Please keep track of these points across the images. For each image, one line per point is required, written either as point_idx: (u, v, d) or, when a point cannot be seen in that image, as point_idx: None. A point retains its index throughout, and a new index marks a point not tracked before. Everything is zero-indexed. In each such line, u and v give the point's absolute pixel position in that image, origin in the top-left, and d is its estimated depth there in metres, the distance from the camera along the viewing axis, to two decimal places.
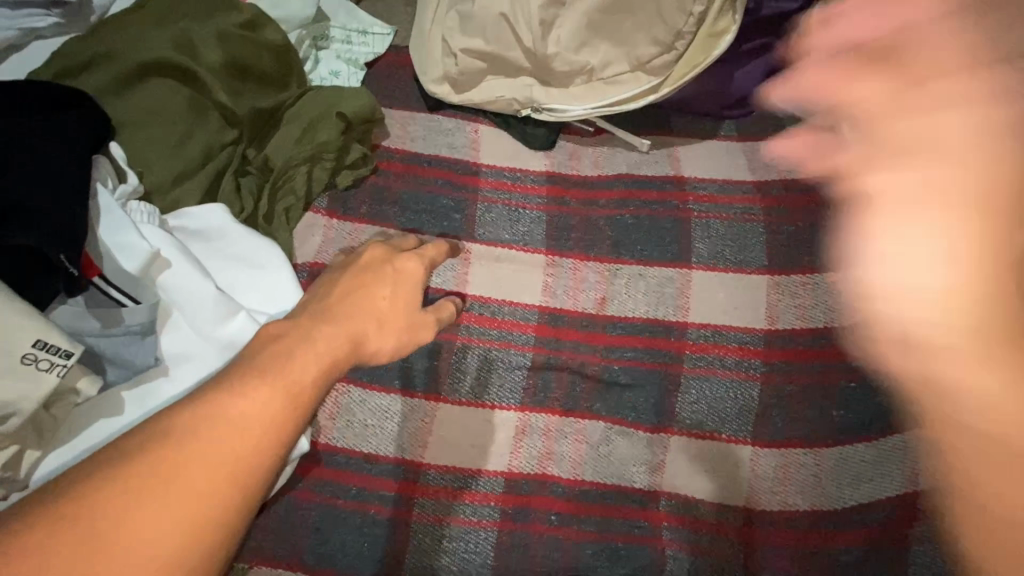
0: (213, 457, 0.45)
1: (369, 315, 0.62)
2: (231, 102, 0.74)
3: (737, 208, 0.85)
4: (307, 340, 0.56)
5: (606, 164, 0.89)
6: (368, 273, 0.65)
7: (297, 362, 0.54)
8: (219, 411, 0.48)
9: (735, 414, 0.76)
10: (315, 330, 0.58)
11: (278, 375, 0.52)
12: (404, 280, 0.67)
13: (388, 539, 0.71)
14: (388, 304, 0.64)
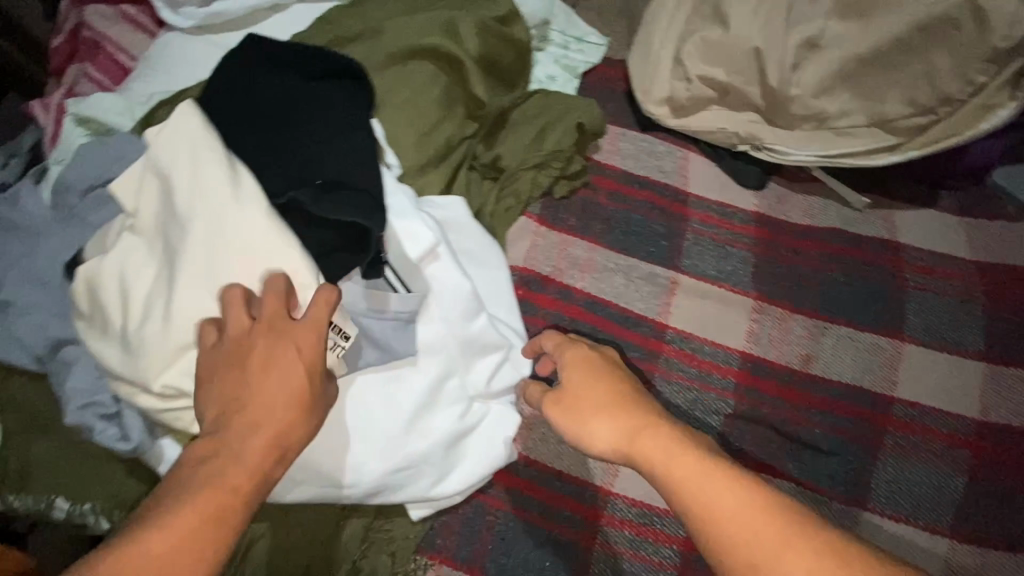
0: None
1: (286, 409, 0.47)
2: (482, 96, 0.74)
3: (947, 282, 0.81)
4: (238, 457, 0.45)
5: (815, 213, 0.86)
6: (255, 346, 0.48)
7: (216, 470, 0.44)
8: (144, 555, 0.40)
9: (938, 501, 0.72)
10: (243, 440, 0.45)
11: (195, 496, 0.43)
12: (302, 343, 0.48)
13: (569, 563, 0.69)
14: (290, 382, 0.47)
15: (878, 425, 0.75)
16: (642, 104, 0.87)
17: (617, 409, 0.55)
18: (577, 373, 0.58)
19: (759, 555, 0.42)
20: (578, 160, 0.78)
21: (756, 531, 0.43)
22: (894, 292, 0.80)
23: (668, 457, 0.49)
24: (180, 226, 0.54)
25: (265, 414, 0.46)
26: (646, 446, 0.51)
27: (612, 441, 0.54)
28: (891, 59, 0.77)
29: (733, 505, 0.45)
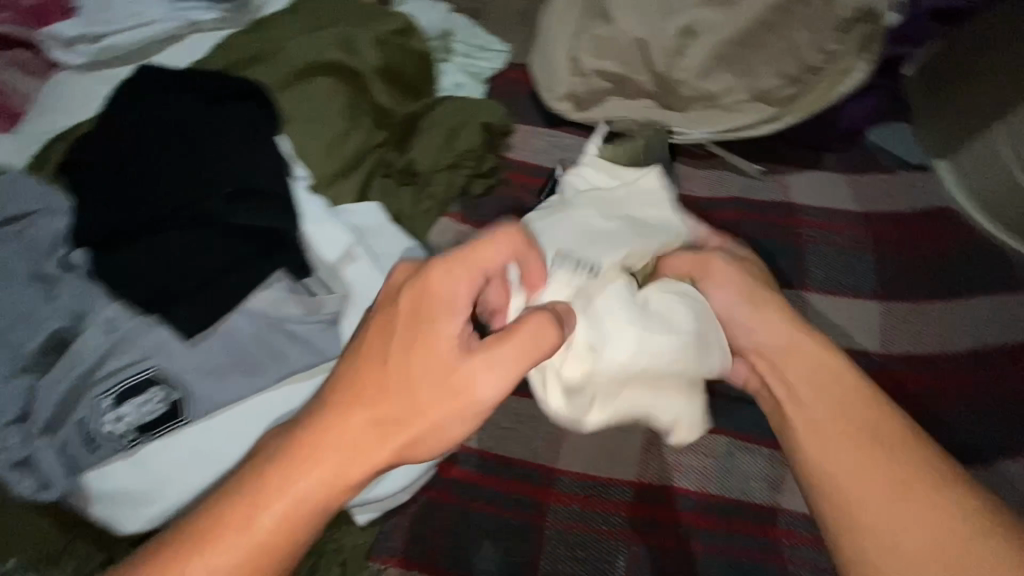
0: (259, 540, 0.43)
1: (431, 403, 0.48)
2: (389, 104, 0.77)
3: (837, 234, 0.89)
4: (375, 435, 0.47)
5: (716, 186, 0.92)
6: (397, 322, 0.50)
7: (320, 446, 0.46)
8: (276, 493, 0.44)
9: None
10: (381, 410, 0.48)
11: (297, 466, 0.45)
12: (458, 326, 0.49)
13: (523, 546, 0.70)
14: (438, 356, 0.49)
15: None
16: (546, 102, 0.92)
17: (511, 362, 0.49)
18: (722, 269, 0.68)
19: (905, 472, 0.53)
20: (490, 155, 0.80)
21: (910, 462, 0.54)
22: (793, 249, 0.87)
23: (828, 427, 0.58)
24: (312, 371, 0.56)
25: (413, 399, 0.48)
26: (796, 344, 0.63)
27: (761, 337, 0.65)
28: (760, 37, 0.84)
29: (871, 468, 0.54)
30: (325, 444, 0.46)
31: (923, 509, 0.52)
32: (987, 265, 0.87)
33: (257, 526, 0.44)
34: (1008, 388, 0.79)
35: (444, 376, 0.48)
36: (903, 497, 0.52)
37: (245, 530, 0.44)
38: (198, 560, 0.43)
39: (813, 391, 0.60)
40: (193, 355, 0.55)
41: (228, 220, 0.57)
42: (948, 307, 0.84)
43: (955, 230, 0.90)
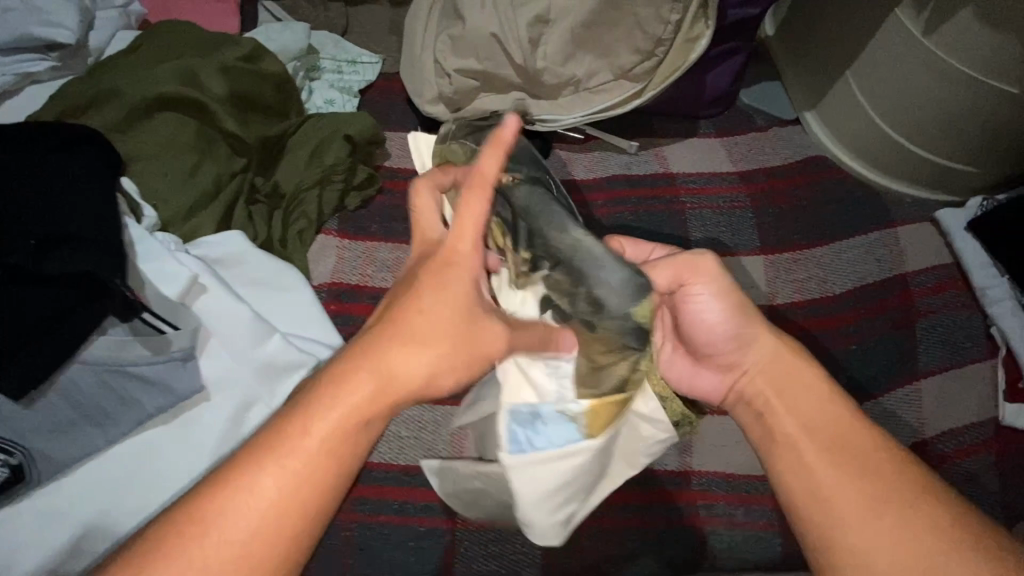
0: (252, 519, 0.42)
1: (430, 360, 0.47)
2: (240, 130, 0.76)
3: (717, 196, 0.91)
4: (364, 400, 0.45)
5: (597, 167, 0.94)
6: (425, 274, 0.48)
7: (318, 416, 0.44)
8: (257, 485, 0.43)
9: None
10: (377, 371, 0.46)
11: (292, 441, 0.44)
12: (468, 292, 0.48)
13: (432, 551, 0.70)
14: (445, 317, 0.47)
15: None
16: (419, 108, 0.93)
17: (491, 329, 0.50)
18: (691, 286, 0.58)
19: (875, 506, 0.47)
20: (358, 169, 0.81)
21: (891, 490, 0.48)
22: (675, 217, 0.89)
23: (814, 434, 0.51)
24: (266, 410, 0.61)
25: (401, 359, 0.46)
26: (762, 361, 0.56)
27: (722, 344, 0.57)
28: (610, 16, 0.85)
29: (853, 482, 0.48)
30: (325, 416, 0.44)
31: (902, 543, 0.46)
32: (861, 206, 0.90)
33: (247, 506, 0.43)
34: (888, 320, 0.82)
35: (448, 337, 0.47)
36: (873, 535, 0.46)
37: (235, 512, 0.42)
38: (211, 539, 0.41)
39: (789, 409, 0.53)
40: (35, 413, 0.53)
41: (42, 272, 0.53)
42: (829, 251, 0.87)
43: (826, 176, 0.93)
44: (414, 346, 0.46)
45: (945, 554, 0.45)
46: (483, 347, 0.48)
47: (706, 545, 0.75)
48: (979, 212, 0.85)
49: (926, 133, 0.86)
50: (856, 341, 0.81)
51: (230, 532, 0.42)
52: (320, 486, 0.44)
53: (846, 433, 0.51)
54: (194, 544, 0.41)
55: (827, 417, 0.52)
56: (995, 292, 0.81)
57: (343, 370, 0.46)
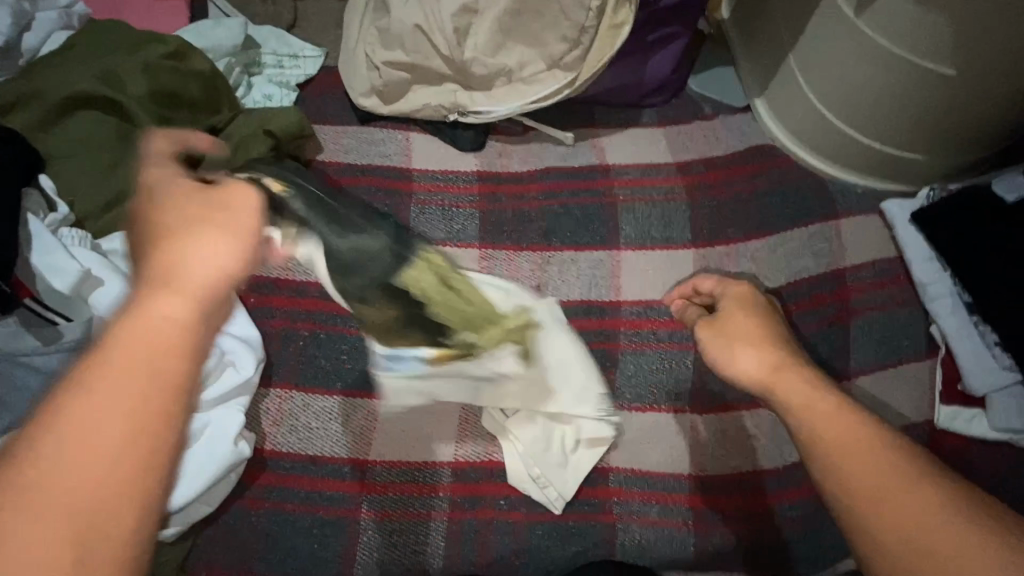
0: (77, 461, 0.34)
1: (188, 232, 0.42)
2: (160, 127, 0.77)
3: (652, 188, 0.88)
4: (151, 310, 0.38)
5: (533, 158, 0.92)
6: (146, 196, 0.45)
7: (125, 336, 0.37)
8: (45, 432, 0.34)
9: (670, 384, 0.79)
10: (144, 280, 0.40)
11: (94, 378, 0.36)
12: (188, 173, 0.46)
13: (336, 540, 0.71)
14: (210, 214, 0.42)
15: (611, 332, 0.80)
16: (353, 101, 0.93)
17: (229, 199, 0.44)
18: (736, 305, 0.60)
19: (879, 483, 0.46)
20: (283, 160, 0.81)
21: (892, 471, 0.46)
22: (608, 208, 0.87)
23: (826, 424, 0.50)
24: None
25: (160, 258, 0.40)
26: (780, 379, 0.53)
27: (755, 365, 0.55)
28: (537, 5, 0.83)
29: (870, 466, 0.47)
30: (127, 341, 0.37)
31: (914, 522, 0.44)
32: (805, 198, 0.86)
33: (61, 453, 0.34)
34: (823, 315, 0.78)
35: (207, 210, 0.43)
36: (898, 519, 0.44)
37: (51, 470, 0.33)
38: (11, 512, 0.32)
39: (798, 412, 0.51)
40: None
41: None
42: (766, 244, 0.83)
43: (768, 166, 0.89)
44: (158, 235, 0.42)
45: (954, 523, 0.43)
46: (240, 203, 0.44)
47: (617, 544, 0.73)
48: (924, 204, 0.81)
49: (872, 119, 0.81)
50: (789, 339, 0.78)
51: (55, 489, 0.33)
52: (147, 389, 0.36)
53: (850, 422, 0.49)
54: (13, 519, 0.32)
55: (824, 406, 0.51)
56: (935, 289, 0.77)
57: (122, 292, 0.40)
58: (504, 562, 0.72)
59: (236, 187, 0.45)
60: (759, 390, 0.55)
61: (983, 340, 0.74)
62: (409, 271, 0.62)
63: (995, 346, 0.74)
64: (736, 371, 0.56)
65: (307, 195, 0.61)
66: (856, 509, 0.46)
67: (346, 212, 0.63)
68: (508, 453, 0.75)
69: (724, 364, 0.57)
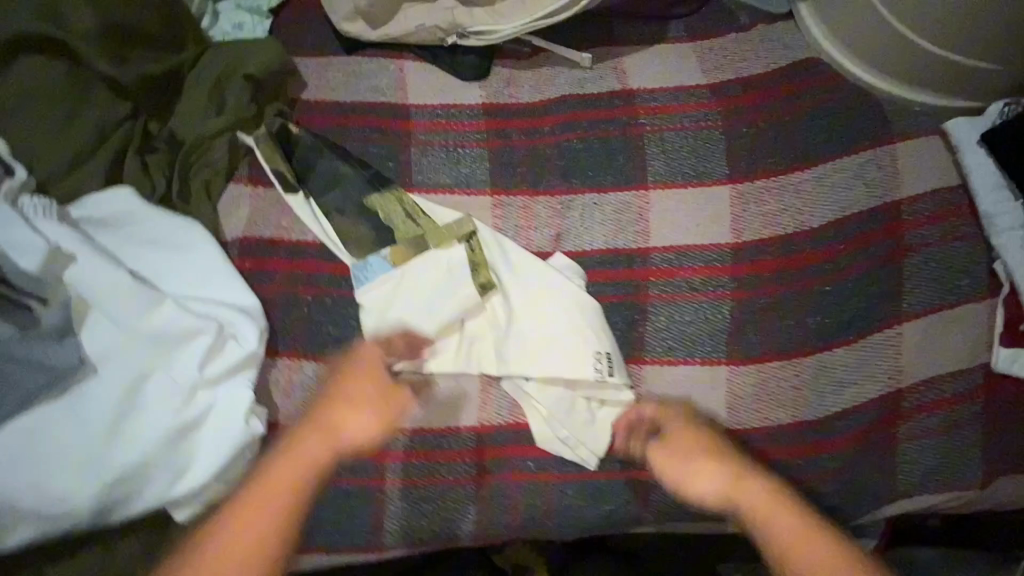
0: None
1: (362, 417, 0.61)
2: (117, 71, 0.67)
3: (681, 117, 0.78)
4: (315, 452, 0.58)
5: (545, 86, 0.81)
6: (306, 422, 0.61)
7: (278, 469, 0.56)
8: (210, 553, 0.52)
9: (706, 335, 0.72)
10: (308, 437, 0.59)
11: (263, 486, 0.55)
12: (381, 377, 0.64)
13: (364, 507, 0.69)
14: (356, 394, 0.62)
15: (641, 282, 0.74)
16: (336, 26, 0.81)
17: (377, 405, 0.62)
18: (681, 423, 0.63)
19: None
20: (268, 110, 0.74)
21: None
22: (633, 143, 0.77)
23: (794, 538, 0.52)
24: (166, 374, 0.60)
25: (342, 413, 0.61)
26: (743, 492, 0.56)
27: (715, 489, 0.57)
28: None
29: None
30: (267, 478, 0.56)
31: None
32: (856, 120, 0.76)
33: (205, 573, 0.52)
34: (874, 255, 0.72)
35: (380, 397, 0.62)
36: None
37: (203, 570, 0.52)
38: None
39: (762, 519, 0.54)
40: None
41: None
42: (813, 177, 0.74)
43: (814, 83, 0.78)
44: (340, 400, 0.62)
45: None
46: (401, 402, 0.63)
47: (651, 500, 0.71)
48: (995, 123, 0.73)
49: (939, 23, 0.70)
50: (835, 282, 0.72)
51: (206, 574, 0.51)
52: (273, 539, 0.53)
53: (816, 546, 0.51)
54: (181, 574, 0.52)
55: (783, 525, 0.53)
56: (1003, 220, 0.70)
57: (296, 433, 0.60)
58: (536, 520, 0.71)
59: (397, 404, 0.63)
60: (736, 516, 0.56)
61: None
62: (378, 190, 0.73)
63: None
64: (694, 492, 0.58)
65: (261, 144, 0.72)
66: None
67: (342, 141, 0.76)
68: (533, 413, 0.71)
69: (685, 486, 0.58)
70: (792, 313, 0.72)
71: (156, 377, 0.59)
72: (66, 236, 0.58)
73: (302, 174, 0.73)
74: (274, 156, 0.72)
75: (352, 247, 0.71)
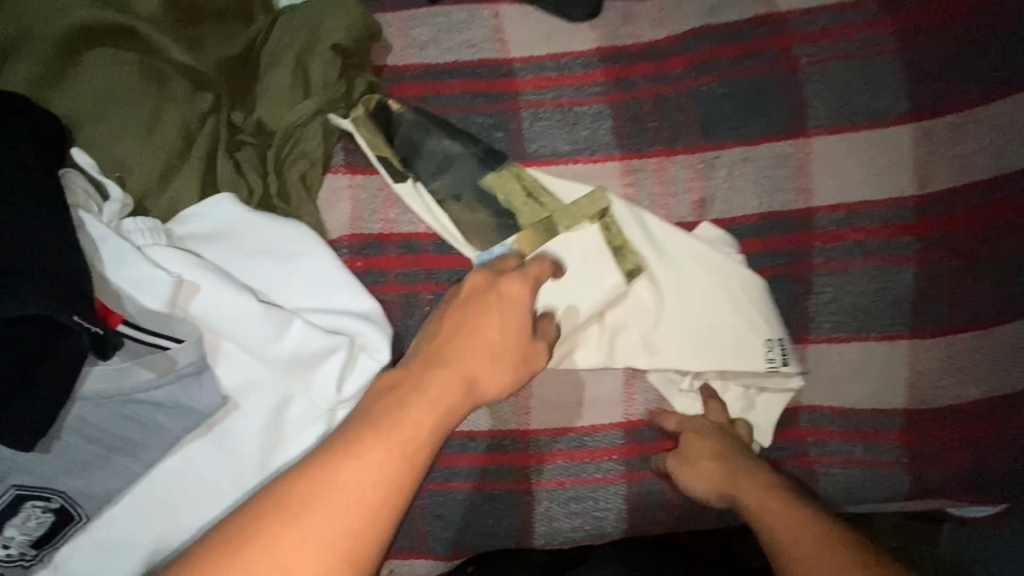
0: (334, 533, 0.39)
1: (491, 359, 0.49)
2: (192, 58, 0.58)
3: (841, 43, 0.64)
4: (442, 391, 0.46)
5: (670, 18, 0.67)
6: (433, 355, 0.48)
7: (410, 410, 0.44)
8: (323, 497, 0.40)
9: (883, 305, 0.63)
10: (434, 376, 0.46)
11: (390, 430, 0.43)
12: (523, 313, 0.51)
13: (511, 511, 0.66)
14: (497, 340, 0.49)
15: (802, 250, 0.64)
16: None
17: (512, 352, 0.50)
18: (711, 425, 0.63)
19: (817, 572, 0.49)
20: (356, 84, 0.64)
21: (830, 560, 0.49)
22: (784, 82, 0.64)
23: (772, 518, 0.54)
24: (306, 398, 0.55)
25: (470, 350, 0.49)
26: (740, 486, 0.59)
27: (705, 480, 0.61)
28: None
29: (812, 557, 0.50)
30: (397, 424, 0.43)
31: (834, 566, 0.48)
32: None
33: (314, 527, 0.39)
34: None
35: (515, 343, 0.50)
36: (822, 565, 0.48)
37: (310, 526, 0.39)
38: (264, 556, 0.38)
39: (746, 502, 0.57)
40: (54, 461, 0.48)
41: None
42: (1013, 105, 0.61)
43: None
44: (470, 335, 0.49)
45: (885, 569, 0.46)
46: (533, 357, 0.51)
47: (819, 488, 0.65)
48: None
49: None
50: None
51: (321, 525, 0.39)
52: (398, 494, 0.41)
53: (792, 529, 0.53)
54: (279, 531, 0.39)
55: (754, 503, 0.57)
56: None
57: (418, 368, 0.47)
58: (692, 515, 0.67)
59: (532, 358, 0.51)
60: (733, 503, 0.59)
61: None
62: (497, 172, 0.64)
63: None
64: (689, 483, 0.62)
65: (361, 128, 0.63)
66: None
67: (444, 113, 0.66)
68: (686, 404, 0.65)
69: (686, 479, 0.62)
70: (990, 274, 0.61)
71: (296, 402, 0.55)
72: (179, 261, 0.53)
73: (409, 158, 0.64)
74: (378, 142, 0.64)
75: (473, 237, 0.63)
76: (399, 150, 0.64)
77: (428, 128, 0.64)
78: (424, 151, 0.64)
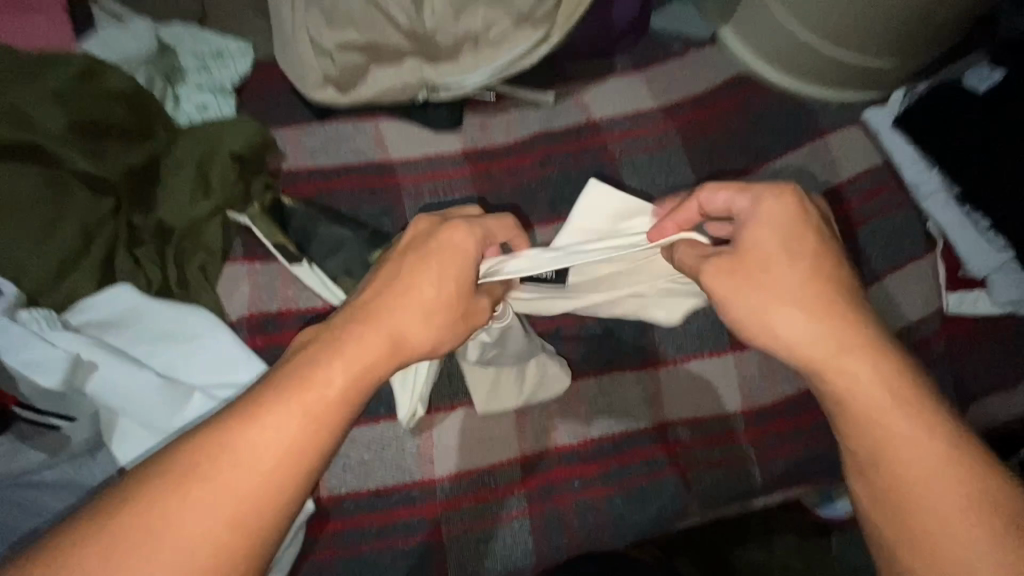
0: (229, 493, 0.42)
1: (429, 315, 0.52)
2: (96, 168, 0.65)
3: (644, 138, 0.86)
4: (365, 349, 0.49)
5: (517, 126, 0.86)
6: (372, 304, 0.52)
7: (322, 375, 0.47)
8: (232, 452, 0.43)
9: (709, 330, 0.80)
10: (366, 334, 0.50)
11: (306, 392, 0.46)
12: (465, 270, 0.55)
13: (424, 565, 0.68)
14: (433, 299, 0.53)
15: None
16: (305, 95, 0.80)
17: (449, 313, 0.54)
18: (765, 232, 0.52)
19: (913, 473, 0.45)
20: (254, 188, 0.73)
21: (924, 459, 0.45)
22: (606, 167, 0.84)
23: (869, 403, 0.47)
24: None
25: (403, 312, 0.52)
26: (837, 354, 0.49)
27: (798, 333, 0.50)
28: None
29: (921, 454, 0.45)
30: (312, 385, 0.46)
31: (940, 498, 0.44)
32: (789, 122, 0.87)
33: (228, 474, 0.42)
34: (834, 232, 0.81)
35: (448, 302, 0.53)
36: (913, 498, 0.45)
37: (220, 478, 0.42)
38: (172, 503, 0.41)
39: (840, 381, 0.49)
40: None
41: None
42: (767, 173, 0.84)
43: (751, 94, 0.89)
44: (404, 292, 0.52)
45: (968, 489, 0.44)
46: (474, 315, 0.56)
47: (694, 492, 0.74)
48: (901, 107, 0.85)
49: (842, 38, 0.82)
50: None
51: (225, 481, 0.42)
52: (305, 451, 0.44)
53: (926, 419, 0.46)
54: (187, 483, 0.41)
55: (865, 390, 0.48)
56: (927, 187, 0.82)
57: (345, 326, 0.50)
58: (592, 539, 0.72)
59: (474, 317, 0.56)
60: (822, 370, 0.50)
61: (977, 226, 0.80)
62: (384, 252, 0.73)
63: (988, 231, 0.80)
64: (778, 340, 0.51)
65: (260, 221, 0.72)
66: (920, 484, 0.45)
67: (334, 206, 0.77)
68: (570, 434, 0.74)
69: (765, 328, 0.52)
70: None
71: None
72: (76, 341, 0.55)
73: (304, 244, 0.73)
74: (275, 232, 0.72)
75: None
76: (293, 240, 0.73)
77: (320, 218, 0.74)
78: (319, 237, 0.73)
